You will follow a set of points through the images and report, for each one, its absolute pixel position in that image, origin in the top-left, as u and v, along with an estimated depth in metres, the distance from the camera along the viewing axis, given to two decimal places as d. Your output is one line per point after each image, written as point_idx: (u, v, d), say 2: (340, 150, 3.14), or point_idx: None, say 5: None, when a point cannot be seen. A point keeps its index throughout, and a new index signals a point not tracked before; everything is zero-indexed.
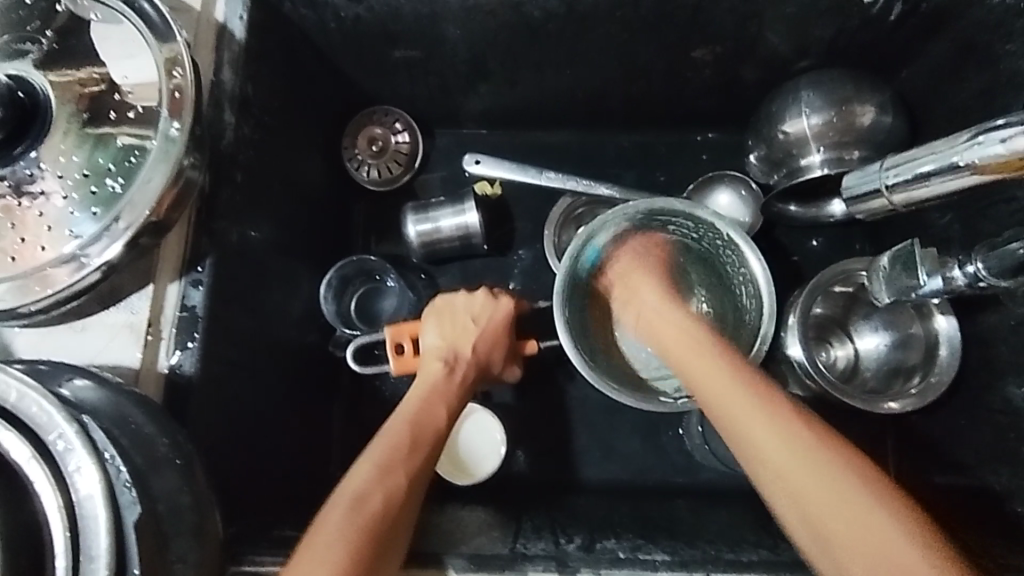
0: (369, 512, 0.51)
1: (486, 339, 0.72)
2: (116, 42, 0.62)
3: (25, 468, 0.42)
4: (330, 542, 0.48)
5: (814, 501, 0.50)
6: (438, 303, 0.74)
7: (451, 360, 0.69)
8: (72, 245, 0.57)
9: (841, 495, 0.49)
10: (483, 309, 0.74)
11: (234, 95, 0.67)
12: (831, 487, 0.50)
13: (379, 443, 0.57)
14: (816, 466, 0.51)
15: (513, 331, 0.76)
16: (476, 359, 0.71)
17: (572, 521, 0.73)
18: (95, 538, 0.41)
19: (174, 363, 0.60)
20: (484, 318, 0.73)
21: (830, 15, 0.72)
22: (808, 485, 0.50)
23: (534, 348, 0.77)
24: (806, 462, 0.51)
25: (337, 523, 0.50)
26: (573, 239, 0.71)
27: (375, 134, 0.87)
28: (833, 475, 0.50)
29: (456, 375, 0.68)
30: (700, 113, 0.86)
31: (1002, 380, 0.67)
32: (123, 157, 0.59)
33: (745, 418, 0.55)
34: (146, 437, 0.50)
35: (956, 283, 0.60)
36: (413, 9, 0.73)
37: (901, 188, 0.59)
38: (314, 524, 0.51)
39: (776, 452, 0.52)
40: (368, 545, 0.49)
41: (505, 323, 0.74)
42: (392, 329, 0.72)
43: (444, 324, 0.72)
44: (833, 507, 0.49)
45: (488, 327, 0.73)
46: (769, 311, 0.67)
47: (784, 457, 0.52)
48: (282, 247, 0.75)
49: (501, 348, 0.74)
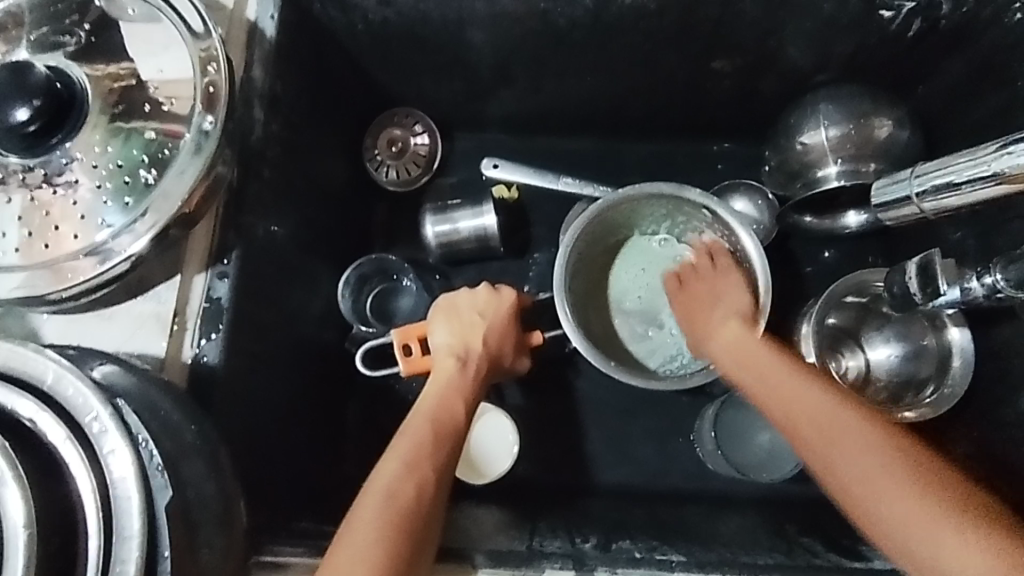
0: (402, 506, 0.51)
1: (493, 333, 0.73)
2: (150, 39, 0.63)
3: (59, 448, 0.43)
4: (360, 541, 0.48)
5: (843, 460, 0.50)
6: (444, 302, 0.74)
7: (462, 356, 0.69)
8: (106, 234, 0.58)
9: (888, 469, 0.48)
10: (486, 304, 0.74)
11: (264, 92, 0.68)
12: (894, 486, 0.48)
13: (403, 440, 0.58)
14: (890, 471, 0.48)
15: (518, 324, 0.76)
16: (485, 353, 0.71)
17: (585, 522, 0.73)
18: (128, 521, 0.42)
19: (198, 354, 0.61)
20: (489, 312, 0.73)
21: (849, 31, 0.73)
22: (884, 492, 0.48)
23: (540, 339, 0.78)
24: (844, 422, 0.52)
25: (369, 520, 0.50)
26: (574, 219, 0.74)
27: (395, 136, 0.88)
28: (905, 479, 0.48)
29: (469, 368, 0.69)
30: (717, 124, 0.88)
31: (1015, 394, 0.68)
32: (157, 148, 0.60)
33: (760, 363, 0.59)
34: (174, 423, 0.50)
35: (974, 293, 0.61)
36: (439, 13, 0.74)
37: (930, 196, 0.60)
38: (347, 521, 0.51)
39: (845, 457, 0.50)
40: (401, 541, 0.50)
41: (511, 318, 0.75)
42: (399, 333, 0.73)
43: (453, 322, 0.72)
44: (836, 429, 0.51)
45: (495, 321, 0.73)
46: (761, 299, 0.69)
47: (855, 462, 0.50)
48: (305, 243, 0.76)
49: (509, 341, 0.74)
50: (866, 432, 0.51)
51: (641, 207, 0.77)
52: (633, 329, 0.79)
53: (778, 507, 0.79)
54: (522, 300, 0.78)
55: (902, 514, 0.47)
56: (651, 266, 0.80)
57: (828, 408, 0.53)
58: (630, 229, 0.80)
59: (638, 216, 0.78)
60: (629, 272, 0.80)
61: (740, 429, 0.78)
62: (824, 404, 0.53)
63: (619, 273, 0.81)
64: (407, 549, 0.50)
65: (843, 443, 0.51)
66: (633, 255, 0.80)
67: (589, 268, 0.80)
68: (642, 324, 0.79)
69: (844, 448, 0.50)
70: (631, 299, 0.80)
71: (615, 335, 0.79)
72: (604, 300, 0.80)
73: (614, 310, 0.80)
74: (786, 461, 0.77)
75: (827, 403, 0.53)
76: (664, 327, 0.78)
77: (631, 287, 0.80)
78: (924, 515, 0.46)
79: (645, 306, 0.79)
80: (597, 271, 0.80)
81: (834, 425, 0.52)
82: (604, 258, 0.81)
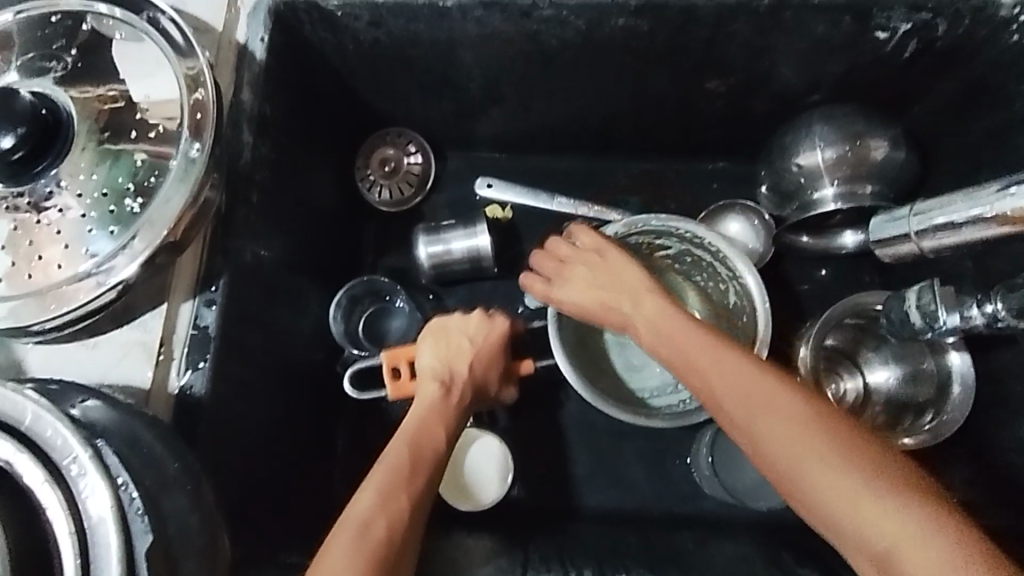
0: (375, 539, 0.50)
1: (480, 359, 0.72)
2: (137, 61, 0.62)
3: (36, 491, 0.42)
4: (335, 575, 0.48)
5: (814, 485, 0.47)
6: (434, 324, 0.73)
7: (447, 380, 0.68)
8: (90, 264, 0.57)
9: (857, 489, 0.46)
10: (477, 330, 0.73)
11: (252, 114, 0.67)
12: (860, 503, 0.45)
13: (379, 469, 0.56)
14: (872, 492, 0.45)
15: (508, 351, 0.75)
16: (471, 378, 0.70)
17: (580, 550, 0.72)
18: (106, 569, 0.41)
19: (184, 384, 0.60)
20: (479, 338, 0.72)
21: (845, 52, 0.72)
22: (822, 488, 0.47)
23: (529, 368, 0.76)
24: (807, 445, 0.48)
25: (341, 553, 0.49)
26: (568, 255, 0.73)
27: (388, 155, 0.88)
28: (872, 496, 0.45)
29: (453, 394, 0.67)
30: (712, 143, 0.87)
31: (1016, 420, 0.67)
32: (143, 175, 0.59)
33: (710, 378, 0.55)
34: (156, 459, 0.49)
35: (974, 321, 0.60)
36: (429, 35, 0.73)
37: (929, 234, 0.59)
38: (321, 551, 0.50)
39: (821, 487, 0.47)
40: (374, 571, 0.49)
41: (501, 346, 0.73)
42: (388, 355, 0.72)
43: (441, 345, 0.71)
44: (805, 457, 0.48)
45: (483, 348, 0.72)
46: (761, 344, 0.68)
47: (798, 455, 0.49)
48: (294, 266, 0.75)
49: (495, 367, 0.73)
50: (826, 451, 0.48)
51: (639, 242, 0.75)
52: (628, 361, 0.79)
53: (775, 533, 0.77)
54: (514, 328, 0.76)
55: (885, 535, 0.44)
56: None
57: (792, 434, 0.49)
58: None
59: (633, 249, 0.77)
60: None
61: (737, 453, 0.77)
62: (790, 422, 0.50)
63: None
64: None
65: (812, 470, 0.48)
66: None
67: None
68: (638, 359, 0.79)
69: (821, 476, 0.47)
70: (628, 333, 0.79)
71: (608, 367, 0.78)
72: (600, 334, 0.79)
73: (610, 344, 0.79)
74: (779, 488, 0.74)
75: (789, 423, 0.50)
76: (659, 365, 0.78)
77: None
78: (900, 539, 0.43)
79: (645, 343, 0.79)
80: None
81: (800, 453, 0.48)
82: None
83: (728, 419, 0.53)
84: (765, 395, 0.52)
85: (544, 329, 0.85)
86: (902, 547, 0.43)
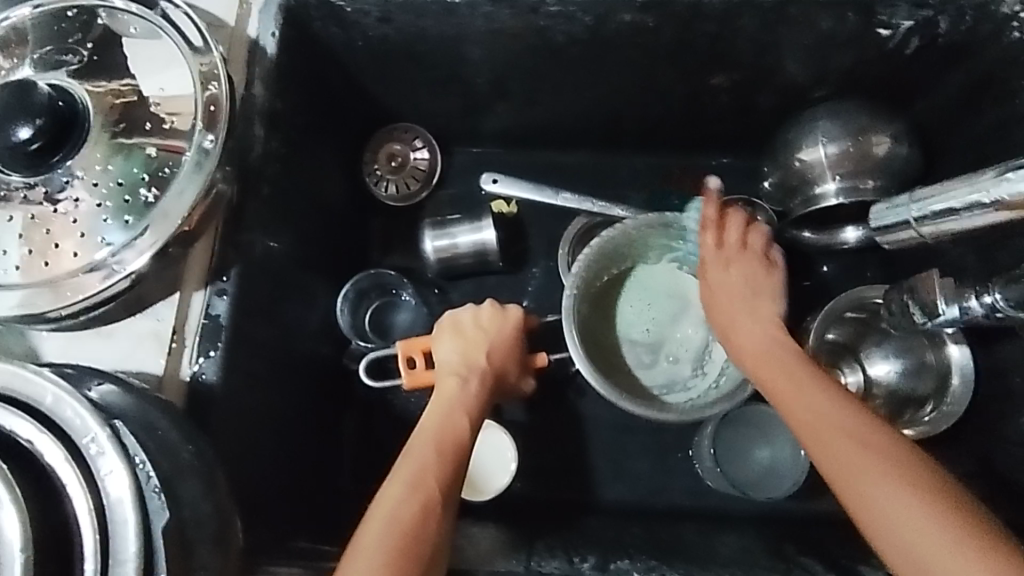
0: (409, 529, 0.52)
1: (497, 349, 0.72)
2: (151, 58, 0.63)
3: (57, 470, 0.43)
4: (368, 556, 0.50)
5: (865, 482, 0.50)
6: (447, 320, 0.74)
7: (465, 373, 0.69)
8: (104, 253, 0.58)
9: (905, 496, 0.48)
10: (490, 322, 0.74)
11: (264, 108, 0.68)
12: (908, 508, 0.48)
13: (406, 463, 0.57)
14: (919, 511, 0.47)
15: (522, 343, 0.76)
16: (489, 369, 0.71)
17: (584, 540, 0.73)
18: (123, 545, 0.42)
19: (196, 372, 0.61)
20: (493, 330, 0.73)
21: (848, 48, 0.73)
22: (875, 485, 0.50)
23: (545, 360, 0.77)
24: (869, 448, 0.51)
25: (377, 542, 0.51)
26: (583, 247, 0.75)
27: (395, 150, 0.89)
28: (921, 504, 0.48)
29: (471, 385, 0.68)
30: (716, 139, 0.88)
31: (1015, 411, 0.68)
32: (157, 166, 0.60)
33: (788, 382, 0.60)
34: (171, 442, 0.50)
35: (973, 312, 0.61)
36: (437, 30, 0.74)
37: (929, 220, 0.60)
38: (354, 540, 0.52)
39: (874, 485, 0.50)
40: (410, 556, 0.51)
41: (515, 336, 0.74)
42: (404, 345, 0.73)
43: (457, 339, 0.72)
44: (864, 455, 0.51)
45: (498, 339, 0.73)
46: None
47: (856, 454, 0.51)
48: (303, 258, 0.76)
49: (512, 359, 0.74)
50: (885, 457, 0.51)
51: (650, 238, 0.77)
52: (639, 358, 0.79)
53: (776, 525, 0.78)
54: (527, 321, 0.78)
55: (921, 540, 0.47)
56: (660, 294, 0.81)
57: (851, 434, 0.53)
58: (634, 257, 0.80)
59: (644, 245, 0.79)
60: (636, 304, 0.81)
61: (739, 446, 0.78)
62: (853, 428, 0.53)
63: (628, 302, 0.81)
64: (417, 563, 0.51)
65: (866, 468, 0.50)
66: (640, 285, 0.81)
67: (598, 300, 0.80)
68: (648, 355, 0.80)
69: (874, 475, 0.50)
70: (639, 329, 0.80)
71: (620, 363, 0.79)
72: (612, 330, 0.80)
73: (622, 340, 0.80)
74: (786, 478, 0.76)
75: (852, 428, 0.53)
76: (668, 358, 0.79)
77: (640, 320, 0.80)
78: (935, 545, 0.46)
79: (654, 338, 0.80)
80: (604, 302, 0.80)
81: (858, 452, 0.52)
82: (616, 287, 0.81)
83: (793, 421, 0.58)
84: (838, 404, 0.56)
85: (550, 323, 0.86)
86: (934, 553, 0.46)
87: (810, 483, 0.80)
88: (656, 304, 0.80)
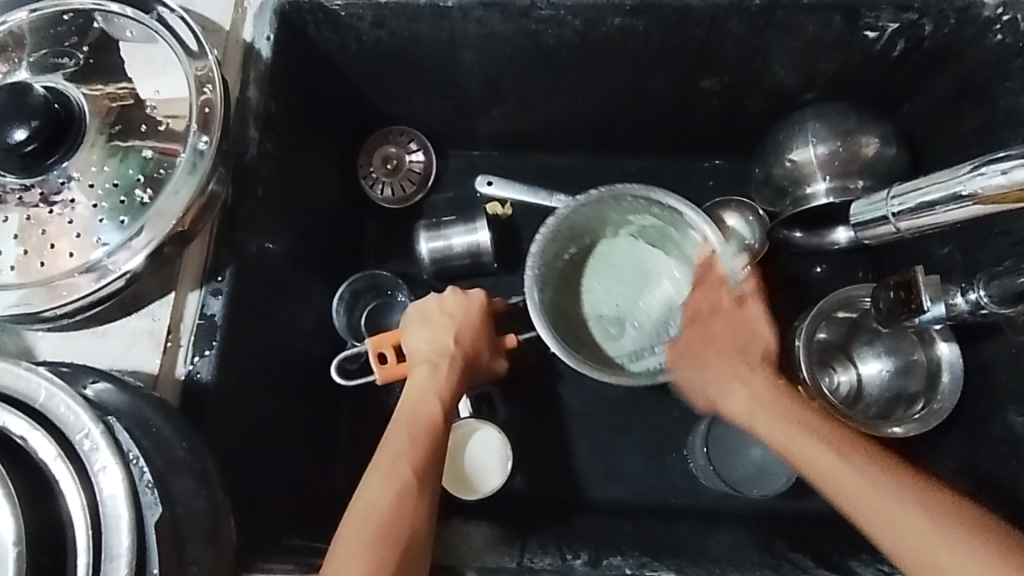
0: (388, 519, 0.55)
1: (465, 333, 0.72)
2: (147, 61, 0.64)
3: (50, 466, 0.44)
4: (352, 553, 0.53)
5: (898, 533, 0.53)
6: (413, 309, 0.73)
7: (436, 361, 0.69)
8: (100, 253, 0.59)
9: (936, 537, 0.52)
10: (455, 307, 0.73)
11: (258, 111, 0.69)
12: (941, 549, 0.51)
13: (384, 453, 0.60)
14: (952, 549, 0.51)
15: (490, 325, 0.75)
16: (459, 354, 0.71)
17: (577, 537, 0.73)
18: (116, 540, 0.42)
19: (191, 370, 0.61)
20: (458, 315, 0.73)
21: (835, 51, 0.74)
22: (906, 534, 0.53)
23: (512, 340, 0.77)
24: (889, 498, 0.54)
25: (359, 534, 0.54)
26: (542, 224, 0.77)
27: (390, 153, 0.90)
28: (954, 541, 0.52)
29: (442, 372, 0.69)
30: (708, 141, 0.89)
31: (1001, 407, 0.68)
32: (153, 167, 0.61)
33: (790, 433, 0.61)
34: (165, 438, 0.51)
35: (959, 309, 0.62)
36: (431, 35, 0.75)
37: (907, 215, 0.61)
38: (339, 534, 0.56)
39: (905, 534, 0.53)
40: (392, 545, 0.54)
41: (481, 319, 0.74)
42: (373, 341, 0.73)
43: (424, 327, 0.72)
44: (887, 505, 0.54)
45: (464, 322, 0.73)
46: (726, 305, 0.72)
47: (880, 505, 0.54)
48: (298, 260, 0.76)
49: (482, 342, 0.74)
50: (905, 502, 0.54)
51: (609, 212, 0.80)
52: (607, 331, 0.80)
53: (769, 522, 0.79)
54: (491, 303, 0.77)
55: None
56: (623, 268, 0.81)
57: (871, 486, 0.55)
58: (595, 233, 0.82)
59: (601, 219, 0.80)
60: (601, 279, 0.81)
61: (732, 445, 0.78)
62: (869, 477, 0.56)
63: (593, 278, 0.81)
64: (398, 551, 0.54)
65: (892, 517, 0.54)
66: (604, 261, 0.82)
67: (563, 277, 0.81)
68: (615, 328, 0.80)
69: (903, 524, 0.53)
70: (605, 304, 0.80)
71: (589, 337, 0.79)
72: (578, 306, 0.81)
73: (588, 316, 0.80)
74: (778, 475, 0.76)
75: (869, 478, 0.56)
76: (634, 327, 0.79)
77: (605, 295, 0.81)
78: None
79: (620, 311, 0.80)
80: (569, 279, 0.81)
81: (880, 502, 0.54)
82: (580, 264, 0.82)
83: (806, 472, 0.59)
84: (846, 452, 0.58)
85: None
86: None
87: (802, 481, 0.81)
88: (619, 277, 0.81)
